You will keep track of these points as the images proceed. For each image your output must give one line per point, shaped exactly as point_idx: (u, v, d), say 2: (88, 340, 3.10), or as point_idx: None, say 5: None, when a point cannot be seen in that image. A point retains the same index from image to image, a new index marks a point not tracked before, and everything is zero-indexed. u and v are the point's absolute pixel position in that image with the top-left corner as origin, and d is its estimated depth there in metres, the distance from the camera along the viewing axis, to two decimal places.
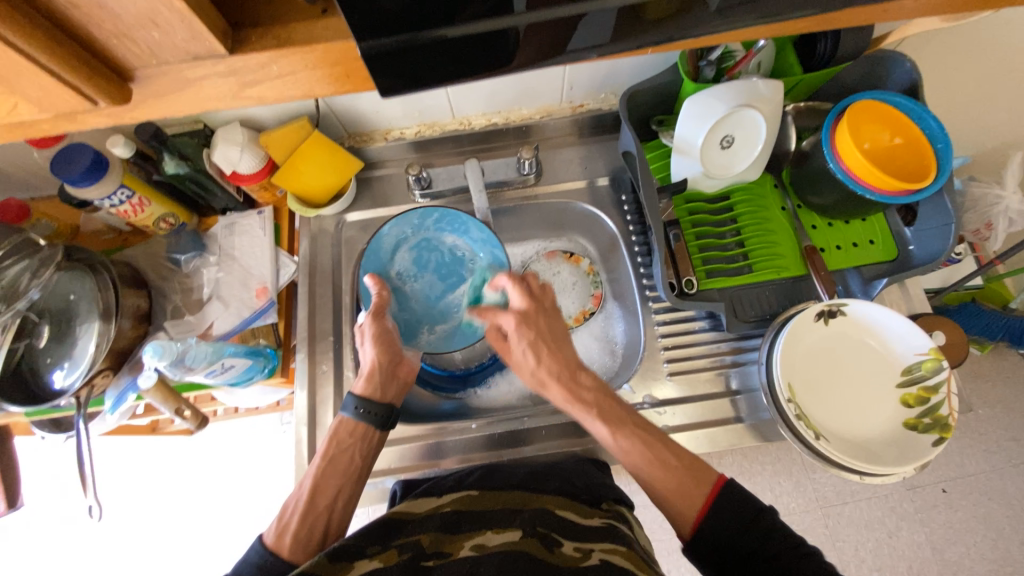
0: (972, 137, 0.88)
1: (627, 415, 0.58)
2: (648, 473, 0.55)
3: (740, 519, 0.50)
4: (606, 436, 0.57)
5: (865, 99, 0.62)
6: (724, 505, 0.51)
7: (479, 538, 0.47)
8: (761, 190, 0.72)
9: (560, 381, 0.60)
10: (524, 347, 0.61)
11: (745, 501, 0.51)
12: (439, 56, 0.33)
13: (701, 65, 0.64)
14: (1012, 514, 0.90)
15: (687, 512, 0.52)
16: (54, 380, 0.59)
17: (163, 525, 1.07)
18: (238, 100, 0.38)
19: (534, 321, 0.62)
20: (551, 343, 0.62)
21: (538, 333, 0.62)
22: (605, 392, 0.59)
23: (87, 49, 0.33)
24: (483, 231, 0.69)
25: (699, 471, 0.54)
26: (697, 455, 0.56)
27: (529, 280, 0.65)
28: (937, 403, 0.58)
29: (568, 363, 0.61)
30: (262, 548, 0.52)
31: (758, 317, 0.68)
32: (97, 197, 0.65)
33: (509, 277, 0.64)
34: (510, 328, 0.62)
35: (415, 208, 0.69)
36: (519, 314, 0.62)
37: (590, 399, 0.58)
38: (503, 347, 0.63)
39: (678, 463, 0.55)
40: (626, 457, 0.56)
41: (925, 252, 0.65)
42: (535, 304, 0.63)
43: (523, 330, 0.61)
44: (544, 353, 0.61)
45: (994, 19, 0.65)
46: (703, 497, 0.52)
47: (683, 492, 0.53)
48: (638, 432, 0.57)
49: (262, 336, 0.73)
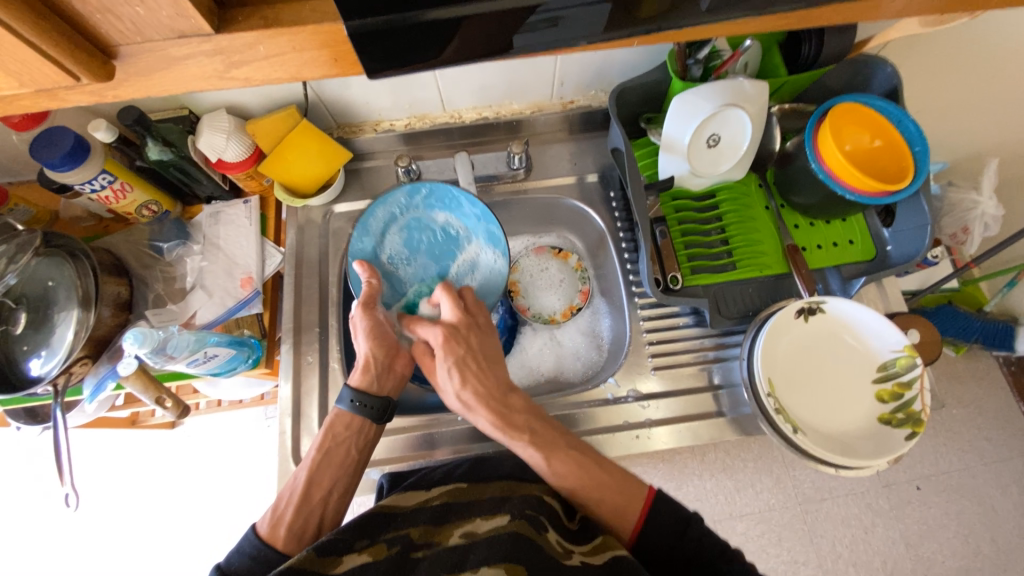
0: (950, 142, 0.90)
1: (561, 438, 0.58)
2: (586, 494, 0.54)
3: (670, 533, 0.51)
4: (539, 460, 0.56)
5: (846, 102, 0.63)
6: (655, 519, 0.52)
7: (467, 526, 0.48)
8: (746, 189, 0.73)
9: (485, 404, 0.59)
10: (448, 366, 0.60)
11: (675, 514, 0.52)
12: (427, 40, 0.34)
13: (689, 64, 0.65)
14: (983, 511, 0.93)
15: (625, 526, 0.53)
16: (30, 368, 0.58)
17: (142, 520, 1.06)
18: (223, 81, 0.38)
19: (462, 337, 0.61)
20: (479, 364, 0.61)
21: (466, 350, 0.61)
22: (534, 416, 0.59)
23: (69, 23, 0.32)
24: (475, 206, 0.68)
25: (631, 486, 0.55)
26: (630, 470, 0.56)
27: (466, 297, 0.64)
28: (911, 398, 0.60)
29: (495, 386, 0.60)
30: (256, 539, 0.52)
31: (741, 314, 0.69)
32: (77, 182, 0.63)
33: (445, 290, 0.63)
34: (437, 343, 0.61)
35: (401, 185, 0.67)
36: (447, 328, 0.61)
37: (520, 423, 0.58)
38: (429, 364, 0.62)
39: (612, 481, 0.55)
40: (562, 482, 0.55)
41: (902, 253, 0.67)
42: (466, 319, 0.62)
43: (450, 347, 0.60)
44: (470, 374, 0.60)
45: (972, 26, 0.67)
46: (637, 512, 0.53)
47: (619, 509, 0.53)
48: (572, 453, 0.56)
49: (246, 326, 0.73)
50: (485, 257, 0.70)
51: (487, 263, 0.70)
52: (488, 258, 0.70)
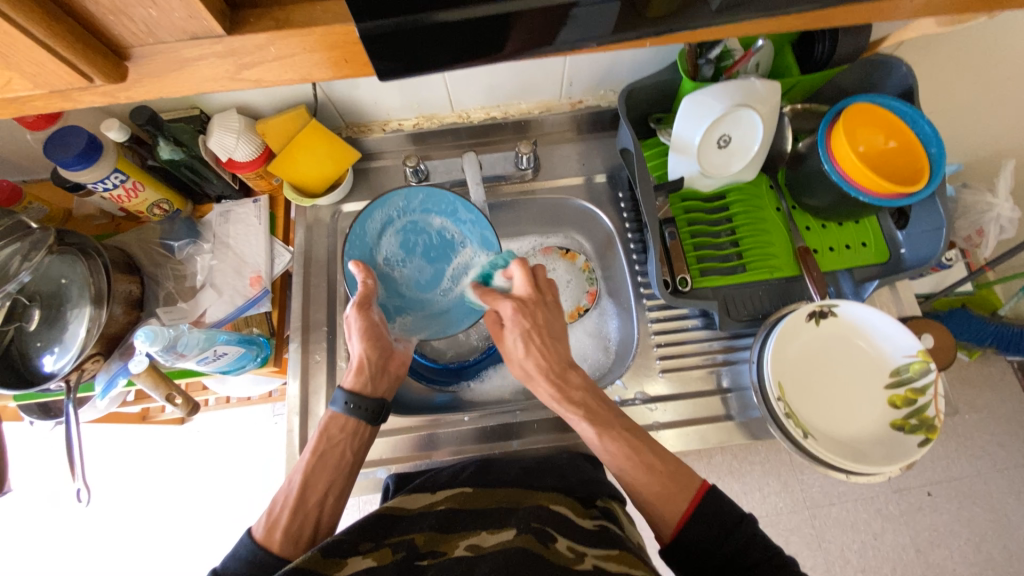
0: (965, 143, 0.89)
1: (616, 418, 0.58)
2: (631, 476, 0.54)
3: (720, 528, 0.50)
4: (593, 436, 0.57)
5: (860, 102, 0.62)
6: (703, 513, 0.51)
7: (473, 538, 0.47)
8: (756, 190, 0.73)
9: (547, 376, 0.60)
10: (516, 336, 0.61)
11: (727, 509, 0.51)
12: (437, 41, 0.33)
13: (700, 64, 0.64)
14: (996, 518, 0.91)
15: (669, 519, 0.52)
16: (44, 364, 0.59)
17: (151, 514, 1.07)
18: (234, 82, 0.37)
19: (532, 311, 0.62)
20: (545, 337, 0.61)
21: (535, 323, 0.61)
22: (593, 394, 0.59)
23: (82, 25, 0.33)
24: (472, 212, 0.68)
25: (683, 476, 0.54)
26: (681, 460, 0.55)
27: (537, 272, 0.66)
28: (924, 404, 0.59)
29: (558, 360, 0.60)
30: (251, 543, 0.52)
31: (751, 317, 0.68)
32: (90, 181, 0.64)
33: (519, 265, 0.64)
34: (507, 315, 0.62)
35: (400, 189, 0.68)
36: (519, 301, 0.62)
37: (577, 398, 0.58)
38: (498, 334, 0.64)
39: (664, 467, 0.54)
40: (609, 458, 0.56)
41: (916, 256, 0.66)
42: (536, 295, 0.63)
43: (519, 319, 0.61)
44: (535, 345, 0.61)
45: (990, 25, 0.66)
46: (686, 502, 0.52)
47: (668, 496, 0.53)
48: (626, 436, 0.56)
49: (255, 325, 0.73)
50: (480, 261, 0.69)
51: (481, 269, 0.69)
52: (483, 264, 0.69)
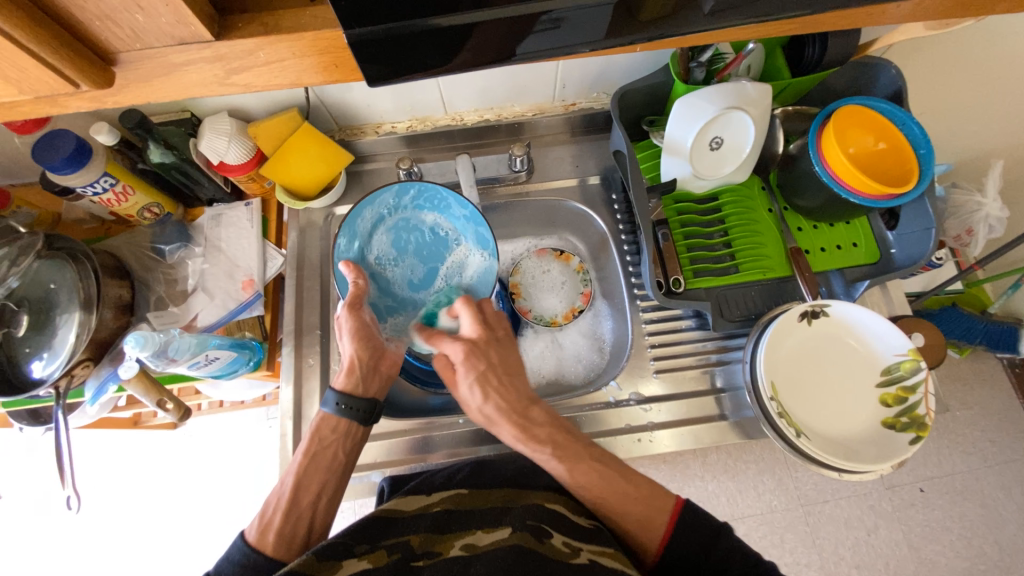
0: (954, 144, 0.90)
1: (585, 449, 0.57)
2: (608, 504, 0.54)
3: (700, 542, 0.51)
4: (561, 473, 0.55)
5: (850, 104, 0.63)
6: (683, 529, 0.51)
7: (469, 537, 0.47)
8: (749, 191, 0.73)
9: (508, 419, 0.58)
10: (470, 381, 0.59)
11: (705, 523, 0.51)
12: (428, 47, 0.33)
13: (693, 66, 0.64)
14: (987, 514, 0.92)
15: (650, 538, 0.52)
16: (33, 370, 0.58)
17: (144, 519, 1.06)
18: (223, 86, 0.38)
19: (482, 352, 0.60)
20: (501, 376, 0.60)
21: (486, 364, 0.60)
22: (556, 426, 0.58)
23: (68, 30, 0.32)
24: (465, 208, 0.68)
25: (658, 498, 0.54)
26: (653, 480, 0.56)
27: (485, 309, 0.63)
28: (915, 403, 0.59)
29: (516, 399, 0.59)
30: (245, 546, 0.52)
31: (744, 317, 0.68)
32: (78, 185, 0.64)
33: (465, 303, 0.63)
34: (458, 358, 0.60)
35: (390, 186, 0.67)
36: (468, 343, 0.60)
37: (542, 436, 0.57)
38: (451, 380, 0.61)
39: (639, 492, 0.54)
40: (583, 491, 0.55)
41: (906, 256, 0.67)
42: (486, 333, 0.61)
43: (471, 363, 0.60)
44: (491, 388, 0.59)
45: (978, 28, 0.67)
46: (663, 524, 0.52)
47: (645, 520, 0.53)
48: (596, 465, 0.55)
49: (248, 329, 0.73)
50: (473, 255, 0.69)
51: (474, 266, 0.69)
52: (478, 257, 0.69)
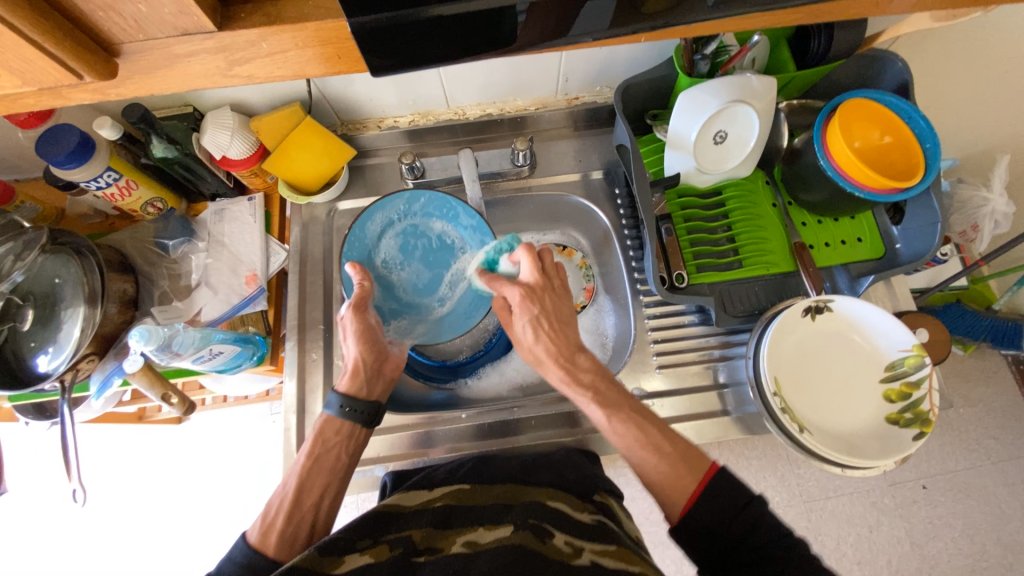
0: (960, 138, 0.89)
1: (625, 400, 0.58)
2: (640, 459, 0.54)
3: (728, 509, 0.48)
4: (600, 418, 0.57)
5: (856, 97, 0.62)
6: (713, 492, 0.49)
7: (470, 534, 0.47)
8: (752, 186, 0.73)
9: (556, 362, 0.59)
10: (525, 322, 0.60)
11: (736, 489, 0.49)
12: (430, 37, 0.33)
13: (696, 60, 0.64)
14: (991, 511, 0.92)
15: (678, 497, 0.51)
16: (38, 364, 0.58)
17: (148, 513, 1.06)
18: (226, 78, 0.38)
19: (540, 297, 0.60)
20: (555, 322, 0.60)
21: (542, 309, 0.59)
22: (601, 375, 0.59)
23: (71, 21, 0.32)
24: (473, 218, 0.69)
25: (693, 457, 0.53)
26: (691, 440, 0.55)
27: (544, 256, 0.62)
28: (918, 399, 0.59)
29: (567, 344, 0.60)
30: (246, 547, 0.51)
31: (747, 312, 0.68)
32: (82, 180, 0.64)
33: (526, 250, 0.61)
34: (515, 301, 0.60)
35: (401, 193, 0.68)
36: (525, 288, 0.59)
37: (586, 381, 0.58)
38: (507, 320, 0.62)
39: (673, 450, 0.54)
40: (619, 440, 0.56)
41: (911, 250, 0.66)
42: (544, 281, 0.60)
43: (528, 306, 0.59)
44: (545, 331, 0.59)
45: (985, 20, 0.66)
46: (693, 484, 0.51)
47: (670, 483, 0.52)
48: (635, 418, 0.56)
49: (251, 323, 0.72)
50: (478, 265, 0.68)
51: None
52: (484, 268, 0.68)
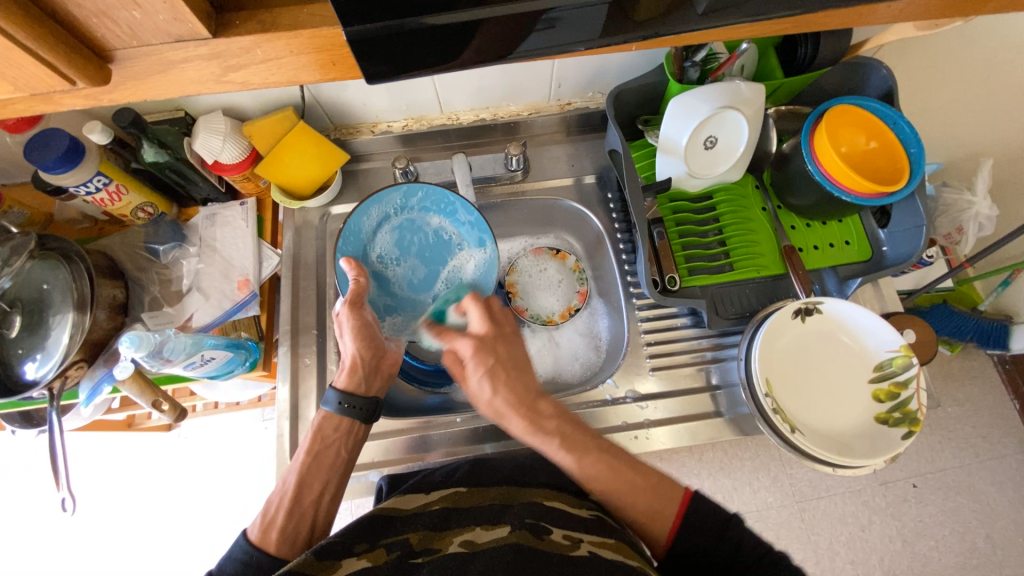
0: (945, 143, 0.91)
1: (592, 440, 0.57)
2: (618, 494, 0.55)
3: (709, 534, 0.49)
4: (570, 464, 0.55)
5: (842, 104, 0.63)
6: (692, 520, 0.51)
7: (467, 534, 0.47)
8: (743, 190, 0.74)
9: (518, 411, 0.57)
10: (480, 375, 0.59)
11: (715, 514, 0.51)
12: (425, 45, 0.34)
13: (687, 66, 0.65)
14: (979, 509, 0.94)
15: (660, 529, 0.52)
16: (26, 371, 0.58)
17: (139, 521, 1.05)
18: (221, 84, 0.38)
19: (492, 347, 0.60)
20: (510, 370, 0.59)
21: (497, 359, 0.60)
22: (565, 419, 0.58)
23: (65, 27, 0.32)
24: (471, 213, 0.69)
25: (665, 488, 0.55)
26: (664, 472, 0.56)
27: (491, 306, 0.64)
28: (907, 398, 0.60)
29: (525, 390, 0.59)
30: (247, 544, 0.52)
31: (739, 314, 0.69)
32: (72, 185, 0.63)
33: (473, 299, 0.62)
34: (468, 353, 0.60)
35: (399, 186, 0.68)
36: (477, 339, 0.60)
37: (551, 427, 0.57)
38: (459, 376, 0.61)
39: (646, 483, 0.55)
40: (592, 483, 0.55)
41: (897, 253, 0.68)
42: (494, 329, 0.61)
43: (480, 357, 0.59)
44: (500, 381, 0.59)
45: (967, 29, 0.68)
46: (675, 513, 0.52)
47: (654, 512, 0.53)
48: (604, 456, 0.56)
49: (243, 329, 0.72)
50: (476, 264, 0.70)
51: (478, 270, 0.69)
52: (482, 267, 0.69)
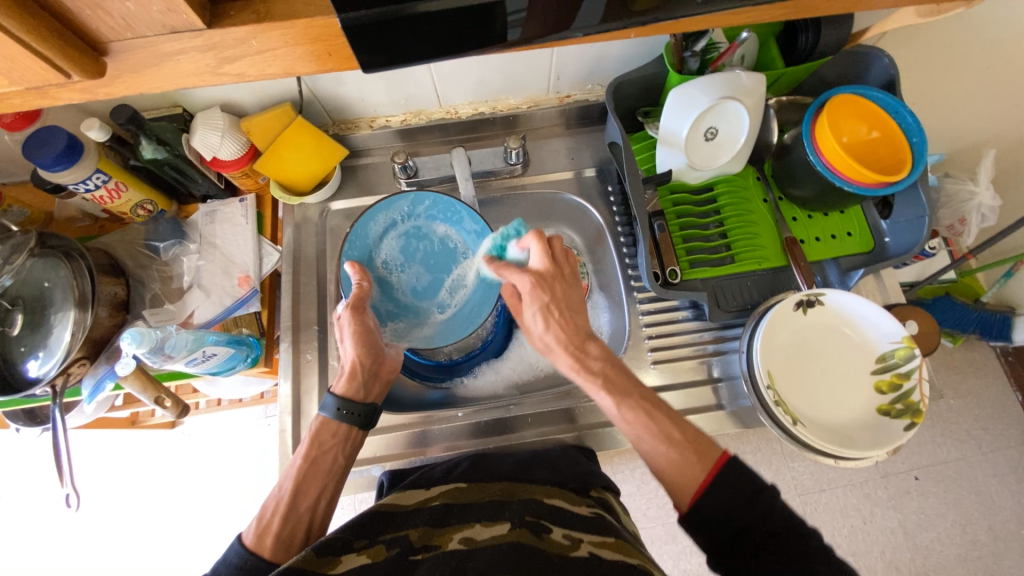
0: (948, 132, 0.90)
1: (635, 386, 0.57)
2: (646, 446, 0.55)
3: (738, 498, 0.48)
4: (609, 406, 0.56)
5: (843, 93, 0.63)
6: (724, 483, 0.49)
7: (467, 531, 0.47)
8: (743, 181, 0.73)
9: (566, 349, 0.58)
10: (535, 310, 0.58)
11: (747, 480, 0.49)
12: (420, 32, 0.33)
13: (687, 56, 0.64)
14: (981, 500, 0.93)
15: (687, 486, 0.51)
16: (28, 369, 0.58)
17: (142, 518, 1.06)
18: (216, 76, 0.38)
19: (550, 285, 0.58)
20: (564, 310, 0.58)
21: (553, 297, 0.58)
22: (611, 363, 0.58)
23: (58, 20, 0.32)
24: (477, 222, 0.68)
25: (705, 446, 0.53)
26: (703, 431, 0.54)
27: (553, 243, 0.60)
28: (909, 389, 0.60)
29: (576, 332, 0.59)
30: (241, 549, 0.51)
31: (741, 307, 0.69)
32: (71, 182, 0.63)
33: (536, 236, 0.58)
34: (525, 289, 0.58)
35: (406, 193, 0.68)
36: (535, 276, 0.58)
37: (596, 369, 0.57)
38: (517, 308, 0.61)
39: (682, 438, 0.54)
40: (627, 427, 0.56)
41: (899, 244, 0.67)
42: (556, 267, 0.59)
43: (538, 293, 0.58)
44: (554, 319, 0.58)
45: (970, 16, 0.67)
46: (703, 473, 0.51)
47: (683, 471, 0.51)
48: (644, 405, 0.56)
49: (245, 325, 0.72)
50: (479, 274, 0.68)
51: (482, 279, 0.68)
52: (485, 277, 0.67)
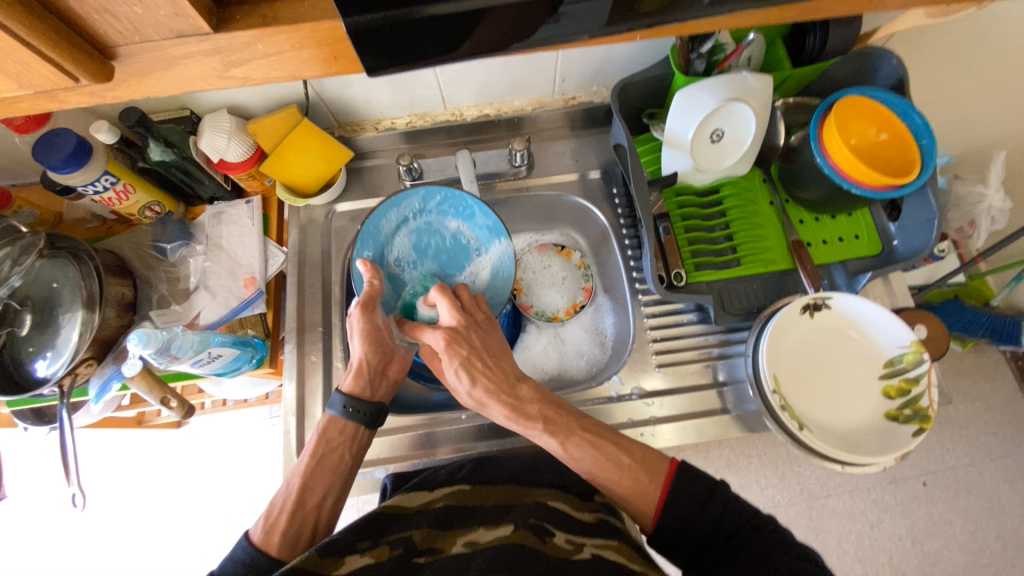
0: (958, 135, 0.89)
1: (576, 421, 0.58)
2: (600, 474, 0.56)
3: (697, 500, 0.52)
4: (556, 447, 0.57)
5: (851, 95, 0.62)
6: (680, 488, 0.53)
7: (470, 535, 0.48)
8: (750, 184, 0.73)
9: (497, 399, 0.59)
10: (456, 367, 0.60)
11: (700, 481, 0.53)
12: (427, 34, 0.33)
13: (693, 58, 0.64)
14: (992, 508, 0.92)
15: (647, 507, 0.54)
16: (36, 369, 0.58)
17: (147, 517, 1.06)
18: (223, 79, 0.38)
19: (465, 337, 0.60)
20: (486, 358, 0.61)
21: (471, 350, 0.60)
22: (547, 402, 0.59)
23: (67, 24, 0.32)
24: (489, 218, 0.68)
25: (652, 461, 0.56)
26: (650, 446, 0.57)
27: (461, 295, 0.65)
28: (917, 395, 0.59)
29: (502, 379, 0.60)
30: (249, 546, 0.52)
31: (745, 310, 0.68)
32: (79, 184, 0.64)
33: (441, 292, 0.62)
34: (441, 346, 0.60)
35: (417, 190, 0.67)
36: (449, 331, 0.60)
37: (534, 412, 0.58)
38: (437, 368, 0.64)
39: (631, 460, 0.55)
40: (579, 465, 0.56)
41: (908, 247, 0.66)
42: (466, 319, 0.61)
43: (453, 349, 0.60)
44: (477, 371, 0.60)
45: (979, 18, 0.66)
46: (658, 489, 0.54)
47: (636, 487, 0.54)
48: (588, 436, 0.57)
49: (250, 326, 0.73)
50: (493, 273, 0.70)
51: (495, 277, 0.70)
52: (499, 276, 0.70)
